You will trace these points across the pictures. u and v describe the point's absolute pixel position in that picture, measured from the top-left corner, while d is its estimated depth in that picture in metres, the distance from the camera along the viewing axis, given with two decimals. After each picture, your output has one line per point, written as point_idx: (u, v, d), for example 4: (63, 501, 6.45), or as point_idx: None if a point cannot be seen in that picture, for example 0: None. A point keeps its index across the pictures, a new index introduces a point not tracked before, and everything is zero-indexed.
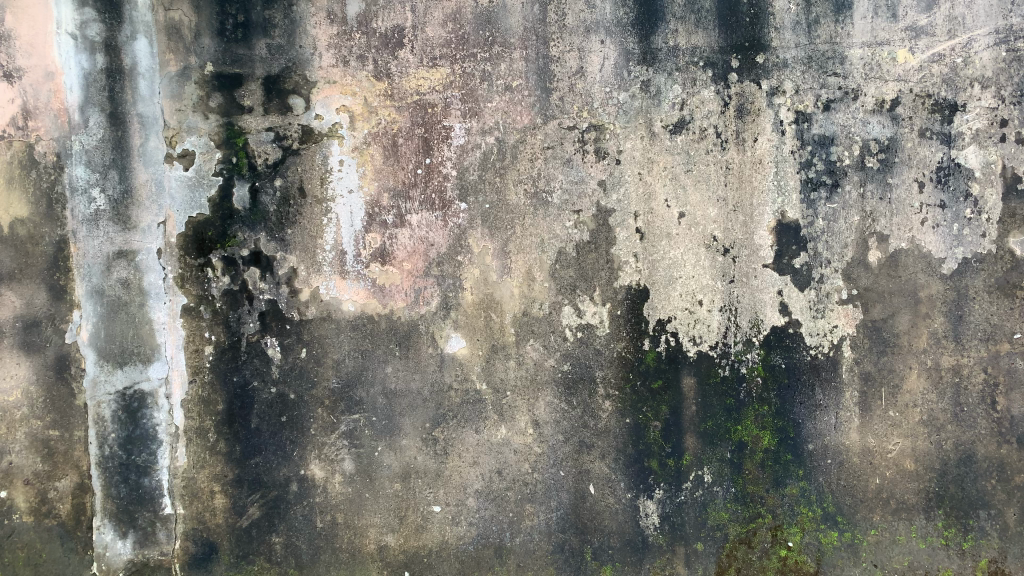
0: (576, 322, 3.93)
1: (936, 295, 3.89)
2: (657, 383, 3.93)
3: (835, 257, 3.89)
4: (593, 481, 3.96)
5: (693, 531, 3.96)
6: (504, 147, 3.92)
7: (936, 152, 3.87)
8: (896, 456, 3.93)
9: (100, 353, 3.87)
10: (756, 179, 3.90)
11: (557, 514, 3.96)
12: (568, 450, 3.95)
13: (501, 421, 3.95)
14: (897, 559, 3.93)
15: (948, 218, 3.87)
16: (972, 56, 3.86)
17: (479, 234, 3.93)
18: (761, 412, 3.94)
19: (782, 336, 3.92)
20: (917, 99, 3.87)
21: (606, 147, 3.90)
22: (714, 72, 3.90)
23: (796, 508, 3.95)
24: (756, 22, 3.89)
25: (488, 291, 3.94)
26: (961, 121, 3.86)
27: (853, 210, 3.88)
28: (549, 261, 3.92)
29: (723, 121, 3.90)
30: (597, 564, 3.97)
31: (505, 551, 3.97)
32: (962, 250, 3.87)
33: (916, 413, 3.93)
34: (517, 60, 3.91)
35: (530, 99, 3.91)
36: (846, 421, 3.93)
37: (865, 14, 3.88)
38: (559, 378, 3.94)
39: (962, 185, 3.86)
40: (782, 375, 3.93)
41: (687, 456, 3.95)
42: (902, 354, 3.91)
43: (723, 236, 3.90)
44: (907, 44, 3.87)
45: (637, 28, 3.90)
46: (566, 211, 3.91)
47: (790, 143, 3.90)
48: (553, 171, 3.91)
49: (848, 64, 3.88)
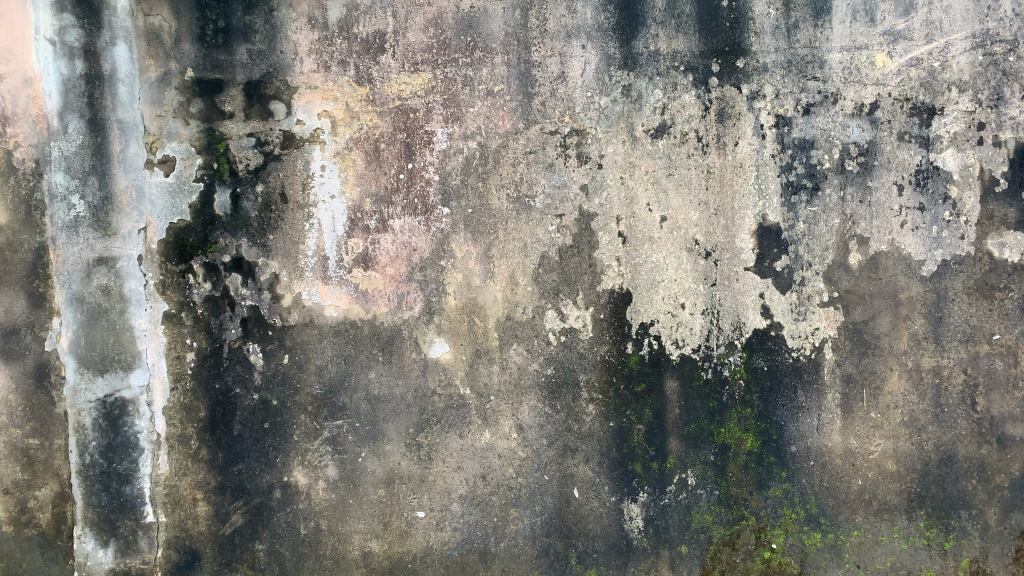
0: (559, 326, 3.93)
1: (916, 297, 3.92)
2: (640, 387, 3.94)
3: (816, 260, 3.91)
4: (577, 484, 3.96)
5: (678, 534, 3.97)
6: (486, 151, 3.92)
7: (915, 155, 3.90)
8: (878, 457, 3.96)
9: (80, 360, 3.84)
10: (736, 183, 3.92)
11: (541, 519, 3.96)
12: (552, 455, 3.96)
13: (485, 426, 3.95)
14: (879, 559, 3.96)
15: (927, 221, 3.90)
16: (950, 60, 3.90)
17: (462, 238, 3.93)
18: (743, 415, 3.96)
19: (764, 339, 3.94)
20: (896, 103, 3.90)
21: (587, 152, 3.91)
22: (695, 76, 3.92)
23: (779, 510, 3.97)
24: (735, 27, 3.91)
25: (471, 296, 3.94)
26: (939, 125, 3.90)
27: (834, 213, 3.91)
28: (532, 265, 3.92)
29: (704, 125, 3.92)
30: (582, 568, 3.97)
31: (490, 556, 3.97)
32: (941, 252, 3.90)
33: (897, 415, 3.95)
34: (499, 65, 3.92)
35: (512, 104, 3.92)
36: (828, 422, 3.95)
37: (844, 18, 3.91)
38: (543, 383, 3.95)
39: (940, 188, 3.90)
40: (763, 378, 3.95)
41: (670, 459, 3.95)
42: (883, 356, 3.94)
43: (704, 239, 3.92)
44: (885, 48, 3.91)
45: (618, 33, 3.91)
46: (548, 215, 3.92)
47: (771, 147, 3.92)
48: (535, 176, 3.92)
49: (827, 68, 3.91)
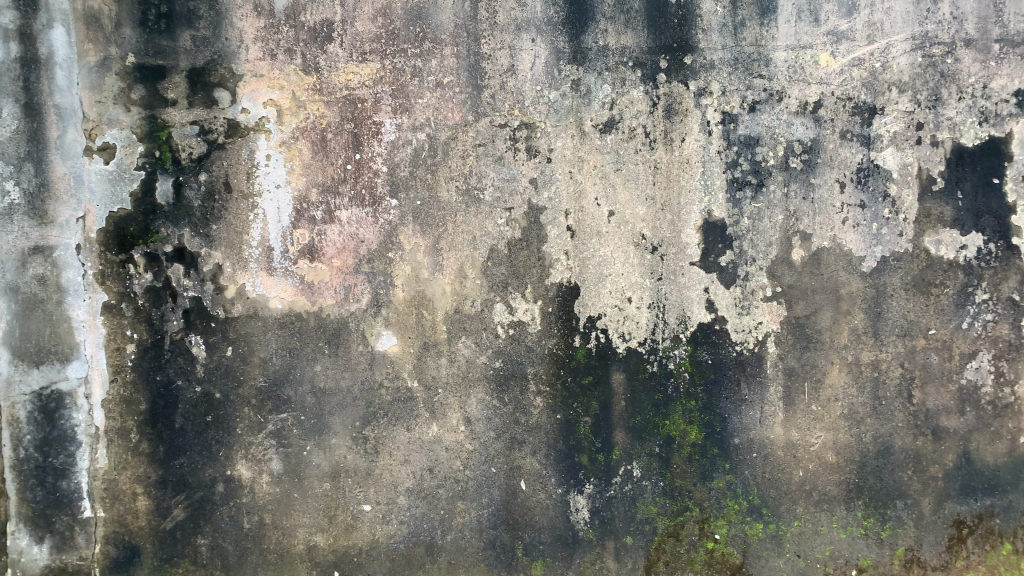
0: (508, 319, 3.94)
1: (856, 292, 4.00)
2: (588, 379, 3.97)
3: (760, 255, 3.98)
4: (524, 476, 3.97)
5: (623, 525, 4.01)
6: (435, 143, 3.90)
7: (856, 153, 3.98)
8: (818, 449, 4.04)
9: (14, 352, 3.74)
10: (683, 179, 3.96)
11: (487, 511, 3.97)
12: (499, 447, 3.96)
13: (432, 419, 3.94)
14: (818, 549, 4.04)
15: (867, 218, 3.99)
16: (890, 61, 3.98)
17: (410, 230, 3.91)
18: (688, 407, 4.01)
19: (709, 332, 4.00)
20: (838, 102, 3.98)
21: (537, 145, 3.92)
22: (644, 72, 3.95)
23: (722, 501, 4.03)
24: (683, 24, 3.95)
25: (419, 288, 3.92)
26: (879, 124, 3.98)
27: (778, 210, 3.97)
28: (481, 258, 3.92)
29: (652, 121, 3.95)
30: (528, 560, 3.99)
31: (436, 549, 3.97)
32: (880, 248, 3.99)
33: (837, 407, 4.04)
34: (448, 57, 3.90)
35: (461, 96, 3.90)
36: (771, 415, 4.03)
37: (789, 18, 3.97)
38: (491, 375, 3.95)
39: (880, 186, 3.98)
40: (708, 371, 4.01)
41: (617, 451, 3.99)
42: (824, 349, 4.02)
43: (651, 234, 3.96)
44: (829, 48, 3.98)
45: (567, 27, 3.92)
46: (497, 208, 3.91)
47: (717, 143, 3.97)
48: (484, 168, 3.91)
49: (773, 66, 3.97)
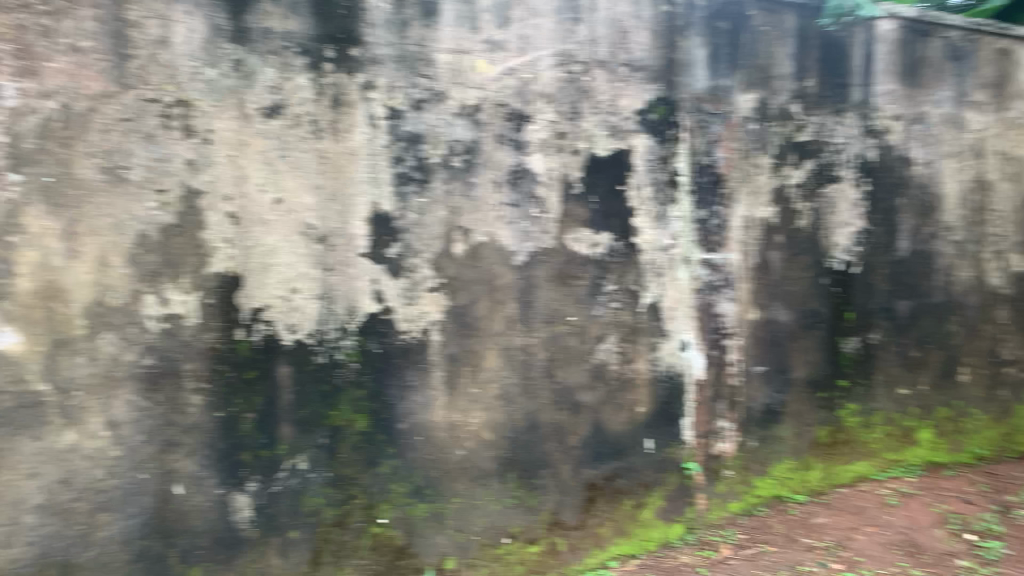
0: (159, 312, 3.60)
1: (509, 283, 4.25)
2: (250, 374, 3.77)
3: (424, 248, 4.06)
4: (178, 480, 3.66)
5: (287, 519, 3.88)
6: (71, 113, 3.43)
7: (508, 156, 4.22)
8: (476, 428, 4.22)
9: None
10: (349, 170, 3.91)
11: (134, 522, 3.59)
12: (150, 451, 3.61)
13: (67, 425, 3.45)
14: (475, 521, 4.25)
15: (518, 215, 4.25)
16: (538, 73, 4.26)
17: (37, 211, 3.39)
18: (355, 396, 3.98)
19: (377, 323, 3.99)
20: (495, 107, 4.18)
21: (194, 125, 3.63)
22: (308, 60, 3.82)
23: (387, 485, 4.06)
24: (348, 15, 3.89)
25: (48, 278, 3.41)
26: (529, 130, 4.26)
27: (440, 205, 4.08)
28: (126, 244, 3.53)
29: (319, 109, 3.84)
30: (184, 566, 3.69)
31: (71, 569, 3.49)
32: (530, 244, 4.28)
33: (493, 389, 4.24)
34: (86, 19, 3.44)
35: (103, 64, 3.48)
36: (433, 399, 4.12)
37: (451, 23, 4.08)
38: (141, 374, 3.58)
39: (529, 187, 4.26)
40: (376, 359, 4.00)
41: (281, 444, 3.85)
42: (481, 336, 4.20)
43: (318, 224, 3.86)
44: (485, 55, 4.15)
45: (227, 4, 3.67)
46: (148, 190, 3.55)
47: (383, 138, 3.96)
48: (131, 146, 3.52)
49: (436, 67, 4.05)
